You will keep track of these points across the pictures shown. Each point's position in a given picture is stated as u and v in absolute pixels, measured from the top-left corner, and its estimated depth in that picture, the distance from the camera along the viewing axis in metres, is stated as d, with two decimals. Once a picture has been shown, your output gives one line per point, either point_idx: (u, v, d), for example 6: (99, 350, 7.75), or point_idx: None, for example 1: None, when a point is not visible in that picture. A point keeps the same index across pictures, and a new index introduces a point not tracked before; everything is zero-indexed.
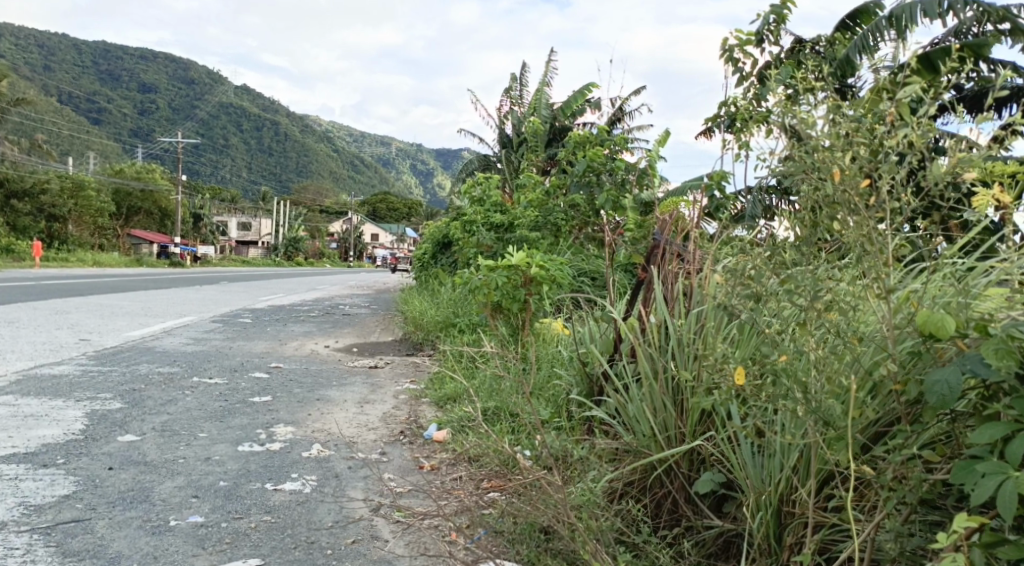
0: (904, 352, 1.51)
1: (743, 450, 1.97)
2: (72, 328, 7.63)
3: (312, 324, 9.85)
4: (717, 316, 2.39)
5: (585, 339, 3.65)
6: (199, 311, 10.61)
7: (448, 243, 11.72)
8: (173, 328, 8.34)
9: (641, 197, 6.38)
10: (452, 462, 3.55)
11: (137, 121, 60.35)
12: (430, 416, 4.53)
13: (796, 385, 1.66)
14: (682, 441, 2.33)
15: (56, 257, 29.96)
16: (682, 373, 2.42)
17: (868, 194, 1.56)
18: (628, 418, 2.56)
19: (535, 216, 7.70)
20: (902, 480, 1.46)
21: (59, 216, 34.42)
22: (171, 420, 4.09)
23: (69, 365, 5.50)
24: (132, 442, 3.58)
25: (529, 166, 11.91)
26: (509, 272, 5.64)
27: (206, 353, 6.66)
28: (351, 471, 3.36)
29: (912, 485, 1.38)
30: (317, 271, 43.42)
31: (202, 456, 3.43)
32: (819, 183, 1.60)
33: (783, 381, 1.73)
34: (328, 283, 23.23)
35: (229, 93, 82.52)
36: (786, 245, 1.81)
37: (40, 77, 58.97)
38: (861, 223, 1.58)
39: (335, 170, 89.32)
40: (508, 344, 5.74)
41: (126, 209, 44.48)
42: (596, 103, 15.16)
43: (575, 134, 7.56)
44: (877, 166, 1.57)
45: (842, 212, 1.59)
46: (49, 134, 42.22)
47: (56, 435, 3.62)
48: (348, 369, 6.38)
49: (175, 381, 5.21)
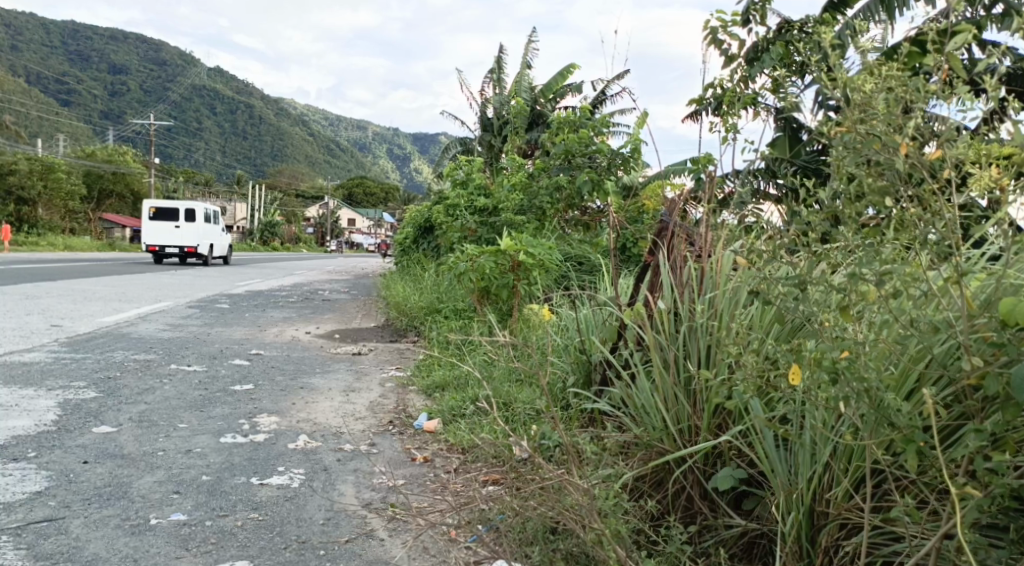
0: (973, 340, 1.42)
1: (767, 443, 2.00)
2: (44, 314, 7.35)
3: (292, 310, 9.65)
4: (742, 308, 2.35)
5: (580, 326, 3.54)
6: (175, 296, 10.32)
7: (429, 227, 11.54)
8: (149, 314, 8.08)
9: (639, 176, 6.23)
10: (445, 454, 3.44)
11: (108, 103, 58.94)
12: (418, 405, 4.40)
13: (855, 387, 1.51)
14: (697, 435, 2.30)
15: (25, 241, 29.21)
16: (699, 363, 2.35)
17: (938, 170, 1.39)
18: (638, 408, 2.51)
19: (520, 199, 7.56)
20: (974, 481, 1.38)
21: (28, 199, 33.55)
22: (149, 410, 3.90)
23: (39, 352, 5.27)
24: (109, 434, 3.40)
25: (510, 150, 11.76)
26: (497, 257, 5.52)
27: (184, 339, 6.45)
28: (341, 463, 3.22)
29: (996, 489, 1.29)
30: (293, 257, 42.86)
31: (183, 448, 3.27)
32: (884, 160, 1.40)
33: (836, 383, 1.55)
34: (306, 268, 22.83)
35: (203, 75, 80.90)
36: (828, 228, 1.63)
37: (4, 55, 57.21)
38: (935, 202, 1.41)
39: (311, 154, 88.17)
40: (496, 331, 5.61)
41: (96, 192, 43.44)
42: (578, 87, 15.02)
43: (559, 116, 7.43)
44: (945, 138, 1.38)
45: (891, 182, 1.42)
46: (14, 115, 40.95)
47: (27, 427, 3.42)
48: (330, 356, 6.22)
49: (152, 369, 5.01)
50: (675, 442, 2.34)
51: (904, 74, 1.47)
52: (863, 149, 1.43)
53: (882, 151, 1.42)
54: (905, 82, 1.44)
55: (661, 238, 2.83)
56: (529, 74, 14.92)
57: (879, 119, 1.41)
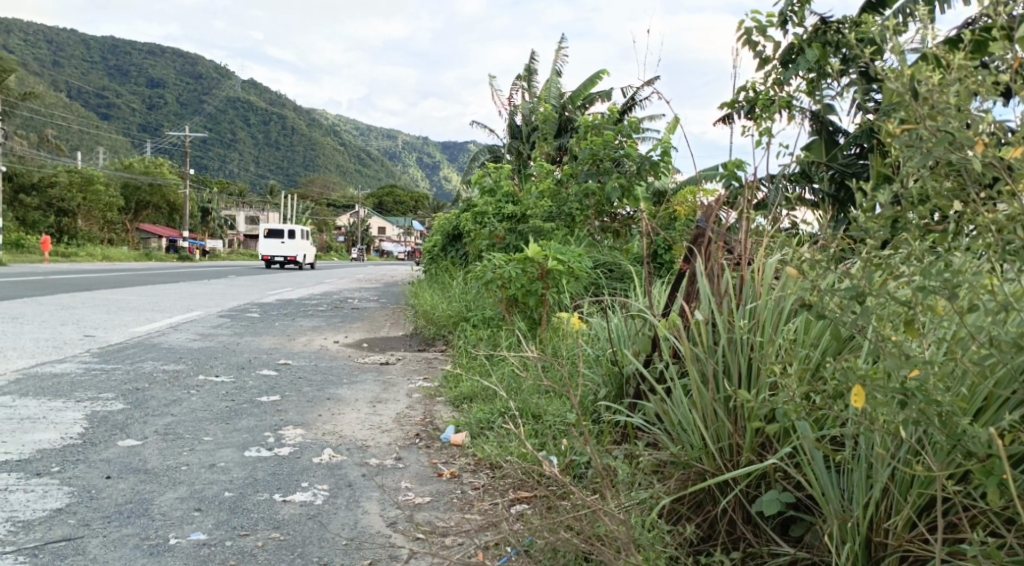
0: None
1: (818, 464, 1.87)
2: (78, 324, 7.43)
3: (321, 318, 9.66)
4: (785, 320, 2.24)
5: (611, 336, 3.41)
6: (207, 305, 10.41)
7: (458, 235, 11.49)
8: (181, 323, 8.14)
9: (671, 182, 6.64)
10: (473, 469, 3.34)
11: (145, 116, 60.38)
12: (446, 417, 4.30)
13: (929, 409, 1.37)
14: (738, 454, 2.14)
15: (65, 252, 29.94)
16: (741, 378, 2.21)
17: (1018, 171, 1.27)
18: (675, 425, 2.37)
19: (548, 205, 7.46)
20: None
21: (68, 211, 34.42)
22: (175, 422, 3.87)
23: (71, 363, 5.30)
24: (133, 447, 3.37)
25: (538, 157, 11.67)
26: (525, 265, 5.41)
27: (213, 349, 6.45)
28: (366, 479, 3.14)
29: None
30: (325, 265, 43.30)
31: (207, 462, 3.22)
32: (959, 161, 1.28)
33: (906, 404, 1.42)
34: (336, 276, 23.00)
35: (236, 87, 82.57)
36: (889, 236, 1.51)
37: (46, 72, 59.03)
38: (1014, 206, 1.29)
39: (342, 163, 89.21)
40: (525, 341, 5.50)
41: (133, 203, 44.44)
42: (607, 92, 14.87)
43: (587, 120, 7.32)
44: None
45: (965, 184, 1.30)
46: (55, 129, 42.15)
47: (53, 440, 3.40)
48: (358, 365, 6.16)
49: (180, 379, 5.00)
50: (715, 461, 2.19)
51: (975, 68, 1.36)
52: (933, 148, 1.32)
53: (953, 149, 1.33)
54: (973, 74, 1.35)
55: (698, 245, 2.68)
56: (557, 81, 14.83)
57: (951, 113, 1.31)
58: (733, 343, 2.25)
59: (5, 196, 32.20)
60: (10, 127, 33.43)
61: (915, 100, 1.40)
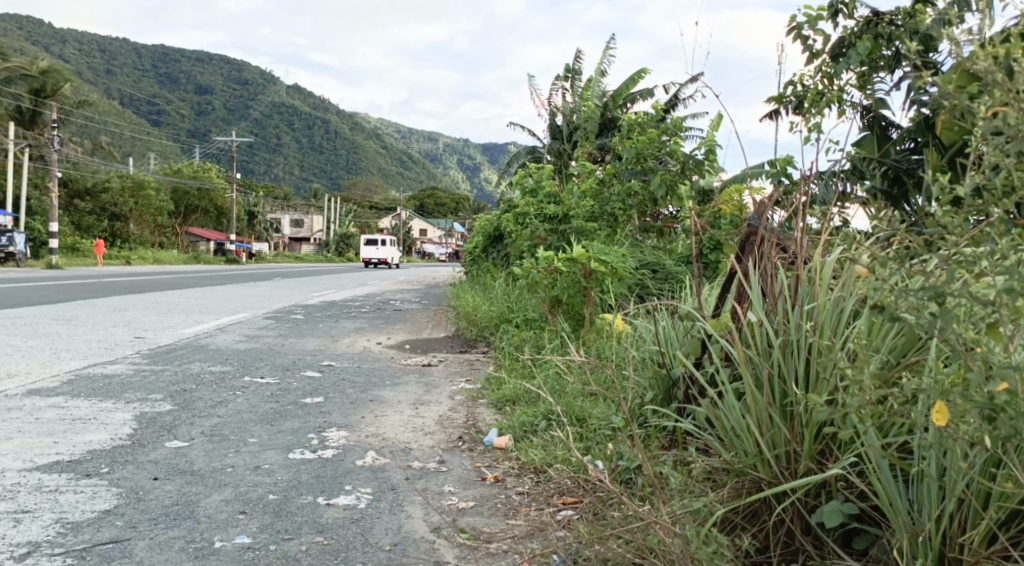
0: None
1: (884, 474, 1.74)
2: (129, 326, 7.61)
3: (364, 320, 9.71)
4: (845, 322, 2.09)
5: (660, 337, 3.33)
6: (253, 307, 10.58)
7: (499, 236, 11.46)
8: (228, 325, 8.27)
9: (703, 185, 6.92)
10: (516, 473, 3.27)
11: (194, 122, 62.00)
12: (489, 419, 4.25)
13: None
14: (796, 462, 2.03)
15: (118, 255, 30.92)
16: (800, 384, 2.07)
17: None
18: (727, 431, 2.25)
19: (591, 205, 7.35)
20: None
21: (121, 215, 35.59)
22: (221, 423, 3.90)
23: (122, 364, 5.42)
24: (180, 448, 3.40)
25: (580, 157, 11.54)
26: (568, 266, 5.31)
27: (258, 350, 6.53)
28: (409, 482, 3.10)
29: None
30: (368, 266, 43.83)
31: (251, 464, 3.22)
32: None
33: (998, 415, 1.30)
34: (378, 278, 23.28)
35: (281, 93, 84.26)
36: (978, 232, 1.39)
37: (101, 81, 61.17)
38: None
39: (384, 167, 90.30)
40: (568, 343, 5.41)
41: (183, 207, 45.70)
42: (650, 91, 14.67)
43: (630, 118, 7.23)
44: None
45: None
46: (110, 137, 43.66)
47: (103, 441, 3.46)
48: (401, 367, 6.15)
49: (226, 381, 5.05)
50: (771, 469, 2.06)
51: None
52: None
53: None
54: None
55: (749, 243, 2.53)
56: (599, 80, 14.70)
57: None
58: (788, 346, 2.12)
59: (63, 202, 33.42)
60: (67, 135, 34.72)
61: (1005, 82, 1.28)
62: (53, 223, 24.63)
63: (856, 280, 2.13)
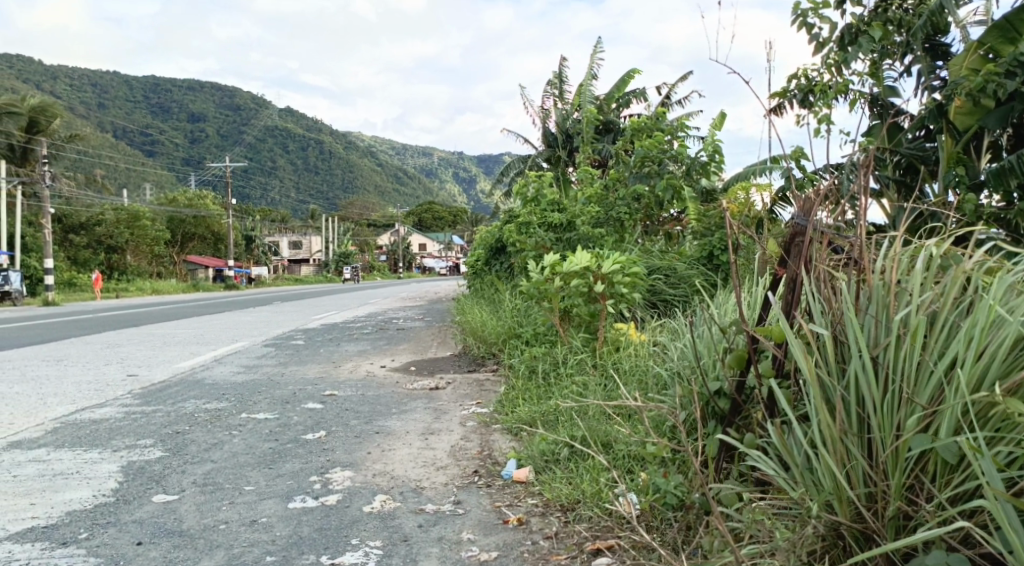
0: None
1: (1014, 521, 1.45)
2: (123, 363, 7.29)
3: (366, 342, 9.37)
4: (939, 334, 1.76)
5: (695, 351, 3.06)
6: (251, 335, 10.25)
7: (501, 248, 11.20)
8: (225, 356, 7.95)
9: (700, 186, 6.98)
10: (541, 512, 2.94)
11: (188, 150, 61.86)
12: (504, 448, 3.92)
13: None
14: (881, 502, 1.73)
15: (116, 288, 30.68)
16: (884, 408, 1.75)
17: None
18: (791, 462, 1.91)
19: (596, 211, 7.04)
20: None
21: (118, 248, 35.34)
22: (215, 470, 3.58)
23: (112, 407, 5.10)
24: (169, 503, 3.08)
25: (581, 163, 11.27)
26: (580, 276, 5.02)
27: (257, 382, 6.20)
28: (423, 531, 2.78)
29: None
30: (368, 286, 43.63)
31: (247, 519, 2.90)
32: None
33: None
34: (380, 296, 23.06)
35: (272, 116, 84.18)
36: None
37: (93, 114, 60.93)
38: None
39: (379, 184, 90.25)
40: (581, 358, 5.10)
41: (180, 236, 45.48)
42: (642, 92, 14.39)
43: (632, 122, 7.47)
44: None
45: None
46: (106, 169, 43.61)
47: (85, 499, 3.14)
48: (406, 392, 5.81)
49: (222, 419, 4.73)
50: (848, 510, 1.77)
51: None
52: None
53: None
54: None
55: (795, 244, 2.14)
56: (591, 84, 14.45)
57: None
58: (865, 365, 1.78)
59: (59, 236, 33.09)
60: (61, 169, 34.52)
61: None
62: (50, 259, 24.27)
63: (946, 284, 1.79)
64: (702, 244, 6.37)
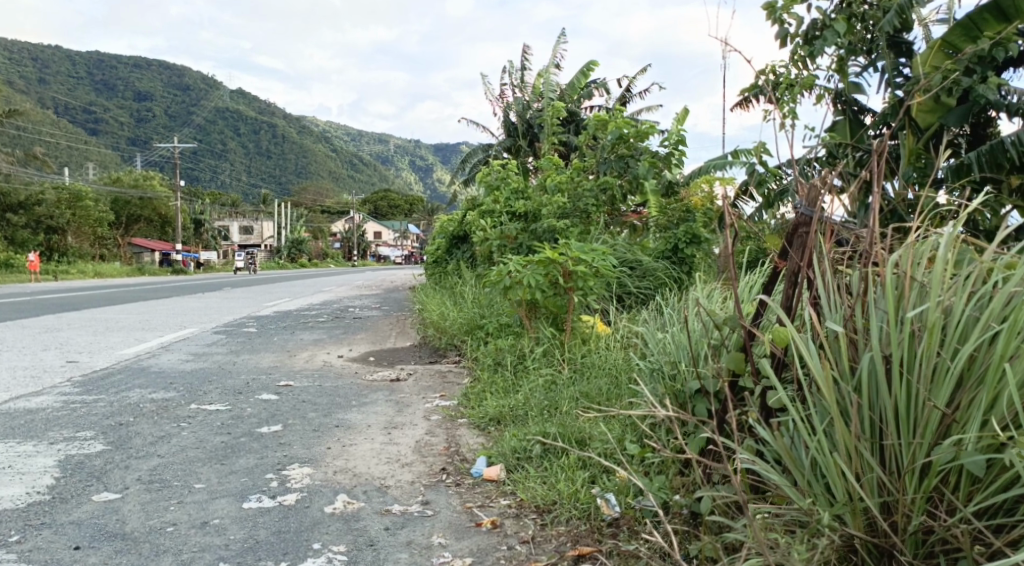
0: None
1: None
2: (62, 349, 6.85)
3: (322, 331, 9.06)
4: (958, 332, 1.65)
5: (671, 346, 2.98)
6: (200, 321, 9.81)
7: (463, 236, 10.99)
8: (173, 343, 7.56)
9: (665, 179, 6.91)
10: (515, 513, 2.79)
11: (135, 130, 59.58)
12: (473, 444, 3.75)
13: None
14: (899, 515, 1.66)
15: (56, 270, 29.34)
16: (902, 414, 1.66)
17: None
18: (799, 468, 1.82)
19: (562, 201, 6.85)
20: None
21: (57, 228, 33.87)
22: (163, 465, 3.33)
23: (49, 395, 4.76)
24: (111, 502, 2.83)
25: (545, 153, 11.12)
26: (546, 267, 4.82)
27: (207, 371, 5.90)
28: (390, 534, 2.60)
29: None
30: (320, 274, 42.84)
31: (198, 520, 2.68)
32: None
33: None
34: (332, 283, 22.60)
35: (224, 96, 81.57)
36: None
37: (33, 88, 58.16)
38: None
39: (334, 170, 88.66)
40: (547, 351, 4.96)
41: (126, 217, 43.84)
42: (604, 84, 14.32)
43: (596, 112, 7.25)
44: None
45: None
46: (47, 147, 41.65)
47: (15, 497, 2.87)
48: (366, 384, 5.59)
49: (169, 410, 4.44)
50: (862, 522, 1.70)
51: None
52: None
53: None
54: None
55: (797, 234, 2.02)
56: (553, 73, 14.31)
57: None
58: (879, 366, 1.67)
59: None
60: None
61: None
62: None
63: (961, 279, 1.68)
64: (666, 238, 6.29)
